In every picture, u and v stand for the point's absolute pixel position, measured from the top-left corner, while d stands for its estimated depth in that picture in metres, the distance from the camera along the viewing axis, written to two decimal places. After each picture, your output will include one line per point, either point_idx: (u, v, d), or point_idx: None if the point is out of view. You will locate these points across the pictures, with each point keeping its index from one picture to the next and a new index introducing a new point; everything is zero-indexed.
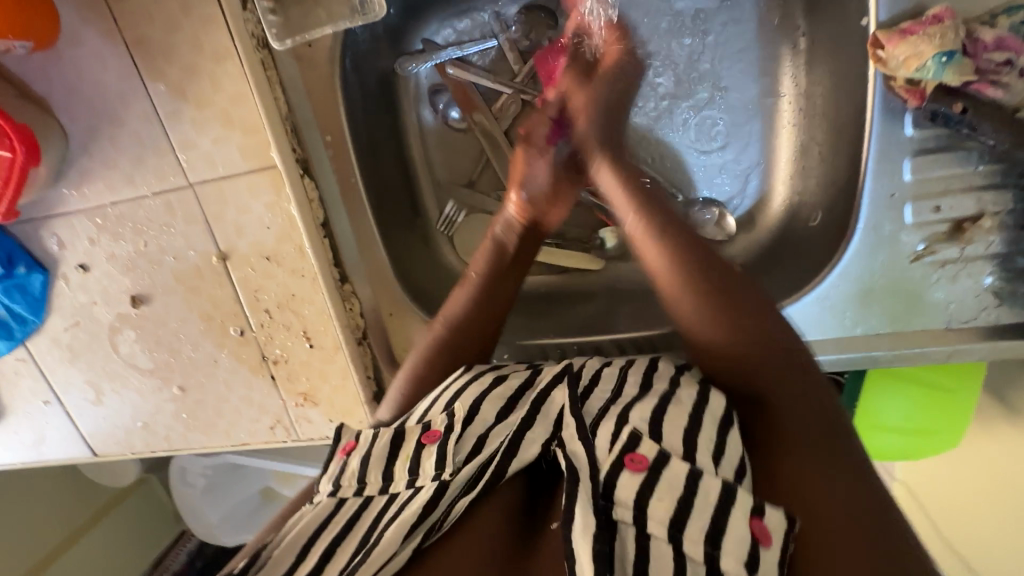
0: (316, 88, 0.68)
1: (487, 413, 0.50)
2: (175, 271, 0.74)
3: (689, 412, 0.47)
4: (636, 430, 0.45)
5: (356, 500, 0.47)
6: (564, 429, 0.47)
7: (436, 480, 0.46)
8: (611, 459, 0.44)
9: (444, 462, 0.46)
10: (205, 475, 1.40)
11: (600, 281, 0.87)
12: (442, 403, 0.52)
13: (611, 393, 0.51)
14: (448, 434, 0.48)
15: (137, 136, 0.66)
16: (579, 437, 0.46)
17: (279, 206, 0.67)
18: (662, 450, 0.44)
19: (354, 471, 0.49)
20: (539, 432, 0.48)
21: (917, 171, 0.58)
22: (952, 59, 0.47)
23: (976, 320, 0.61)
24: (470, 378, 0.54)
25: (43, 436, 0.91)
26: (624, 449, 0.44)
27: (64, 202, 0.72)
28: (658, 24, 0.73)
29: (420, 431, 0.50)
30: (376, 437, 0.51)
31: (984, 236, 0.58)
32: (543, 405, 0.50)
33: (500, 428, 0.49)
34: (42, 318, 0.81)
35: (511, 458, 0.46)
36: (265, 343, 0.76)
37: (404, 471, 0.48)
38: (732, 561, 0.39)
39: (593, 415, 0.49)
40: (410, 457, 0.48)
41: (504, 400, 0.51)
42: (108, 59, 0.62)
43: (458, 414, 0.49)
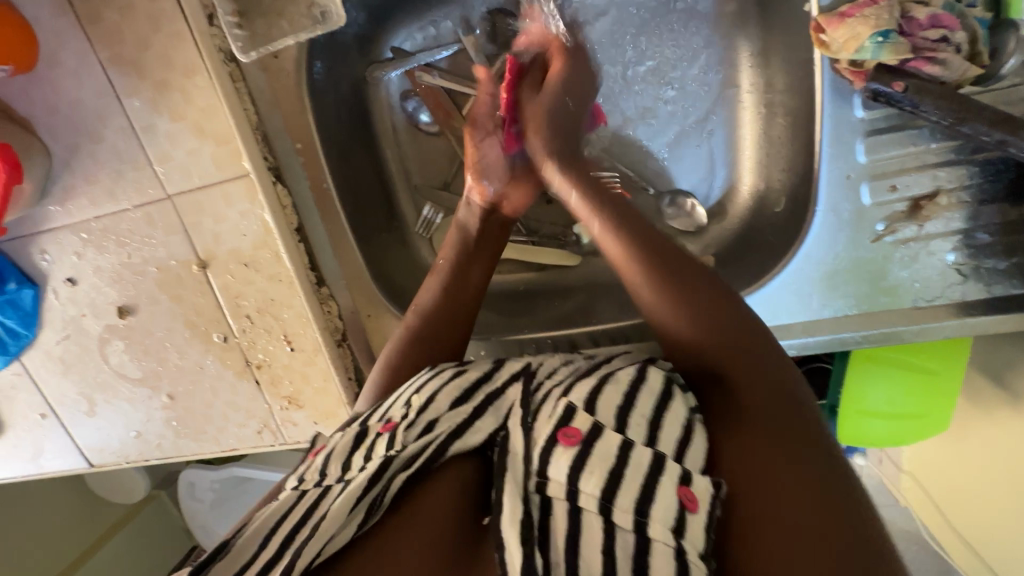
0: (285, 97, 0.70)
1: (441, 404, 0.50)
2: (159, 280, 0.76)
3: (654, 400, 0.47)
4: (571, 402, 0.47)
5: (317, 490, 0.48)
6: (511, 417, 0.49)
7: (381, 458, 0.47)
8: (548, 428, 0.46)
9: (394, 444, 0.48)
10: (214, 489, 1.42)
11: (578, 277, 0.87)
12: (401, 397, 0.54)
13: (566, 380, 0.52)
14: (399, 421, 0.49)
15: (116, 151, 0.69)
16: (519, 422, 0.48)
17: (253, 213, 0.69)
18: (596, 422, 0.45)
19: (317, 466, 0.50)
20: (488, 423, 0.50)
21: (870, 152, 0.58)
22: (887, 38, 0.48)
23: (941, 298, 0.61)
24: (432, 372, 0.55)
25: (41, 449, 0.94)
26: (560, 424, 0.46)
27: (50, 218, 0.74)
28: (623, 21, 0.74)
29: (380, 424, 0.51)
30: (341, 437, 0.53)
31: (943, 212, 0.58)
32: (498, 398, 0.51)
33: (450, 414, 0.50)
34: (35, 333, 0.83)
35: (455, 439, 0.49)
36: (248, 348, 0.78)
37: (358, 458, 0.49)
38: (661, 527, 0.39)
39: (540, 398, 0.50)
40: (366, 446, 0.50)
41: (460, 390, 0.52)
42: (85, 78, 0.65)
43: (414, 404, 0.50)
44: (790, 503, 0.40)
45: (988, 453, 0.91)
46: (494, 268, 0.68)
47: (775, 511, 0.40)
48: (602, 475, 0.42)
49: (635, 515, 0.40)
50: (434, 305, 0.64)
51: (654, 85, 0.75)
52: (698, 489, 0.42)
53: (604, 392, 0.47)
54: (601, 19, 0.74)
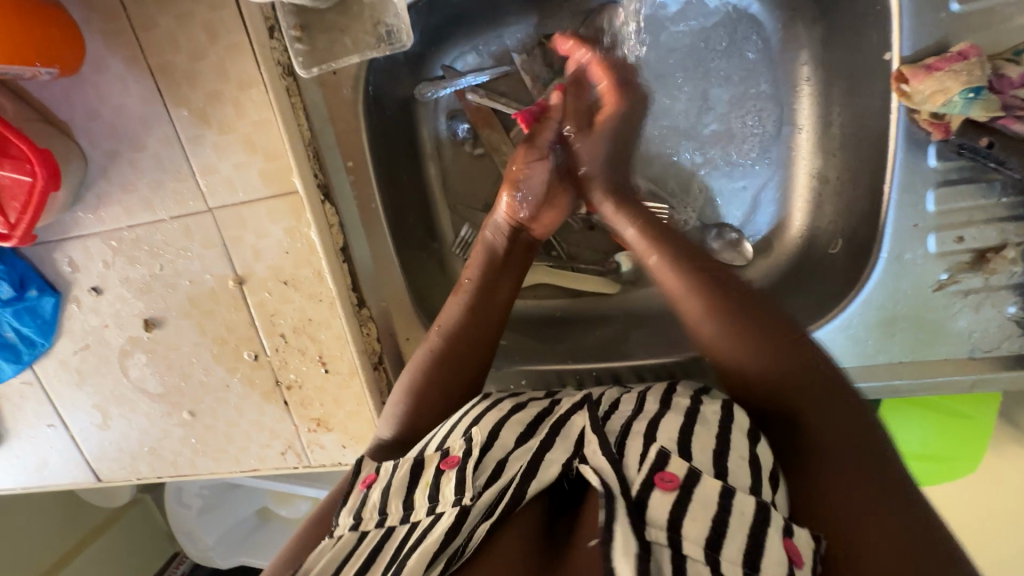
0: (340, 114, 0.68)
1: (506, 439, 0.51)
2: (191, 294, 0.73)
3: (716, 432, 0.48)
4: (664, 448, 0.46)
5: (379, 532, 0.48)
6: (586, 446, 0.48)
7: (457, 505, 0.46)
8: (641, 476, 0.45)
9: (465, 487, 0.47)
10: (202, 495, 1.36)
11: (615, 306, 0.86)
12: (461, 428, 0.53)
13: (632, 411, 0.54)
14: (465, 458, 0.49)
15: (159, 161, 0.66)
16: (602, 453, 0.47)
17: (298, 232, 0.67)
18: (692, 468, 0.44)
19: (374, 504, 0.50)
20: (560, 453, 0.48)
21: (940, 203, 0.57)
22: (979, 94, 0.48)
23: (999, 349, 0.61)
24: (490, 404, 0.56)
25: (45, 460, 0.89)
26: (652, 470, 0.45)
27: (79, 224, 0.71)
28: (690, 52, 0.73)
29: (439, 457, 0.50)
30: (394, 469, 0.51)
31: (1008, 266, 0.58)
32: (562, 427, 0.51)
33: (519, 451, 0.50)
34: (51, 342, 0.80)
35: (531, 479, 0.47)
36: (279, 368, 0.75)
37: (424, 498, 0.48)
38: None
39: (616, 433, 0.51)
40: (430, 483, 0.49)
41: (523, 426, 0.53)
42: (132, 86, 0.63)
43: (477, 440, 0.50)
44: (871, 531, 0.41)
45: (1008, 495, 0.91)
46: (522, 282, 0.68)
47: (866, 545, 0.41)
48: (707, 524, 0.41)
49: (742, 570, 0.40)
50: (460, 316, 0.64)
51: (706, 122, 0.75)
52: (799, 541, 0.41)
53: (694, 433, 0.48)
54: (670, 48, 0.73)
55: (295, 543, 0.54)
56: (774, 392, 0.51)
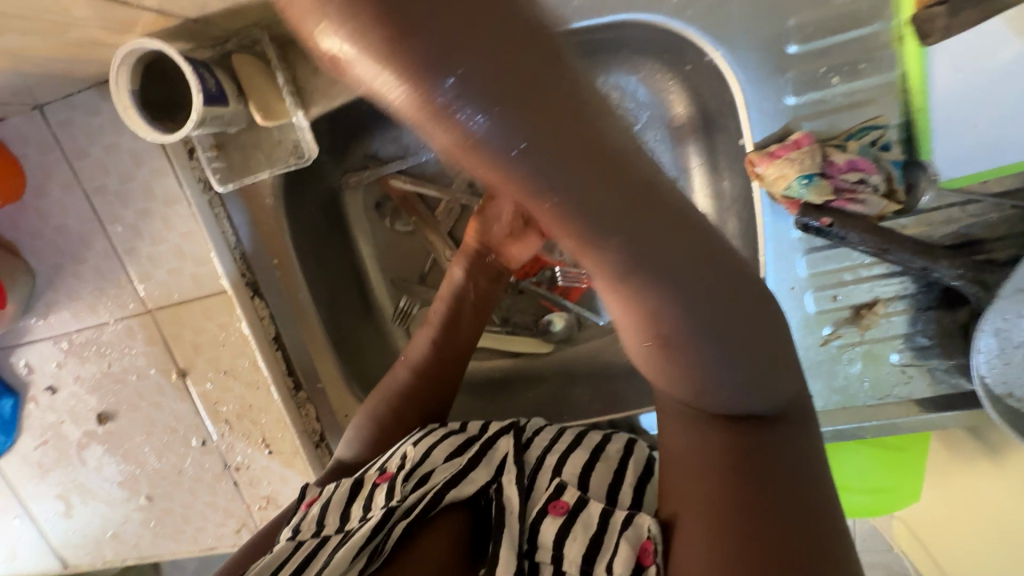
0: (262, 218, 0.70)
1: (436, 457, 0.55)
2: (139, 388, 0.77)
3: (617, 466, 0.54)
4: (563, 480, 0.52)
5: (315, 540, 0.50)
6: (505, 475, 0.53)
7: (384, 507, 0.50)
8: (539, 503, 0.51)
9: (394, 492, 0.51)
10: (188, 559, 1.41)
11: (550, 364, 0.89)
12: (399, 450, 0.58)
13: (550, 441, 0.58)
14: (398, 472, 0.54)
15: (99, 271, 0.71)
16: (515, 482, 0.52)
17: (232, 326, 0.72)
18: (582, 495, 0.50)
19: (313, 517, 0.53)
20: (481, 474, 0.54)
21: (810, 267, 0.62)
22: (811, 181, 0.53)
23: (890, 395, 0.65)
24: (428, 430, 0.61)
25: (15, 550, 0.92)
26: (551, 496, 0.51)
27: (33, 331, 0.76)
28: None
29: (377, 475, 0.56)
30: (334, 488, 0.56)
31: (882, 320, 0.62)
32: (488, 451, 0.56)
33: (446, 467, 0.54)
34: (13, 439, 0.84)
35: (452, 486, 0.52)
36: (227, 451, 0.79)
37: (358, 509, 0.53)
38: None
39: (531, 462, 0.55)
40: (366, 496, 0.54)
41: (454, 445, 0.57)
42: (70, 207, 0.68)
43: (410, 458, 0.55)
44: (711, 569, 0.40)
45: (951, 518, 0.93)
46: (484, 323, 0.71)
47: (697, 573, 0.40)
48: (584, 542, 0.47)
49: None
50: (425, 360, 0.68)
51: None
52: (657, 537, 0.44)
53: (596, 470, 0.53)
54: None
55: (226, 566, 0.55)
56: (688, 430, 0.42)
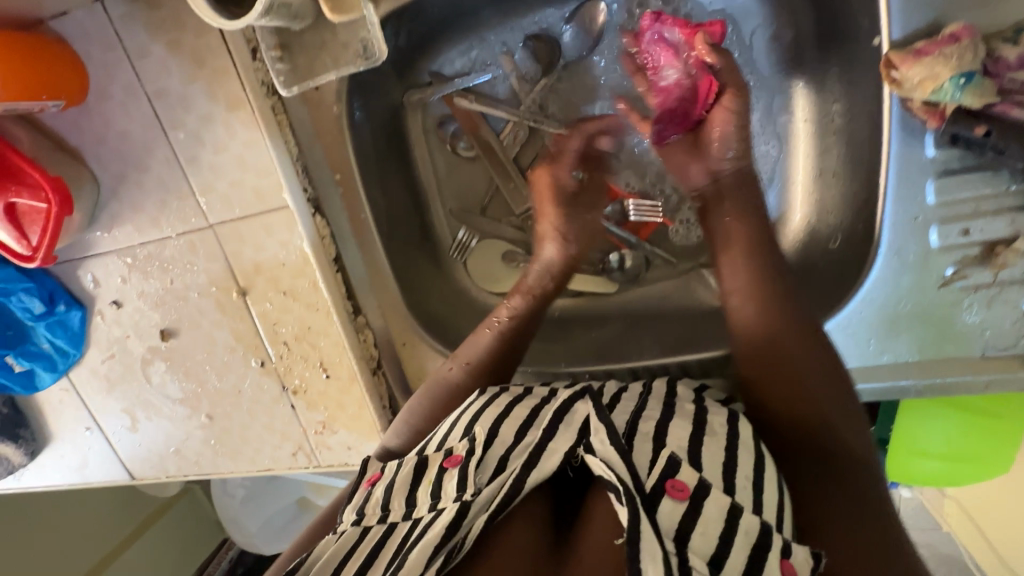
0: (324, 127, 0.69)
1: (506, 434, 0.52)
2: (200, 305, 0.77)
3: (725, 443, 0.50)
4: (674, 454, 0.47)
5: (382, 527, 0.49)
6: (593, 433, 0.49)
7: (458, 502, 0.47)
8: (652, 480, 0.46)
9: (467, 484, 0.48)
10: (245, 486, 1.47)
11: (614, 304, 0.85)
12: (462, 426, 0.54)
13: (635, 408, 0.55)
14: (468, 457, 0.50)
15: (161, 180, 0.70)
16: (610, 442, 0.47)
17: (293, 244, 0.70)
18: (703, 478, 0.45)
19: (378, 501, 0.51)
20: (561, 443, 0.50)
21: (941, 193, 0.54)
22: (971, 80, 0.46)
23: (1015, 347, 0.57)
24: (488, 399, 0.57)
25: (86, 460, 0.97)
26: (663, 476, 0.46)
27: (98, 244, 0.76)
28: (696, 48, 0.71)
29: (442, 456, 0.51)
30: (398, 467, 0.53)
31: (1021, 260, 0.54)
32: (567, 415, 0.52)
33: (520, 448, 0.51)
34: (82, 352, 0.86)
35: (531, 470, 0.48)
36: (285, 373, 0.78)
37: (426, 495, 0.49)
38: None
39: (623, 428, 0.52)
40: (433, 481, 0.50)
41: (523, 420, 0.53)
42: (133, 111, 0.66)
43: (478, 437, 0.51)
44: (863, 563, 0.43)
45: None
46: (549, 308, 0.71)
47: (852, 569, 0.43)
48: (714, 538, 0.42)
49: None
50: (473, 361, 0.65)
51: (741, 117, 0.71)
52: (796, 561, 0.43)
53: (704, 446, 0.49)
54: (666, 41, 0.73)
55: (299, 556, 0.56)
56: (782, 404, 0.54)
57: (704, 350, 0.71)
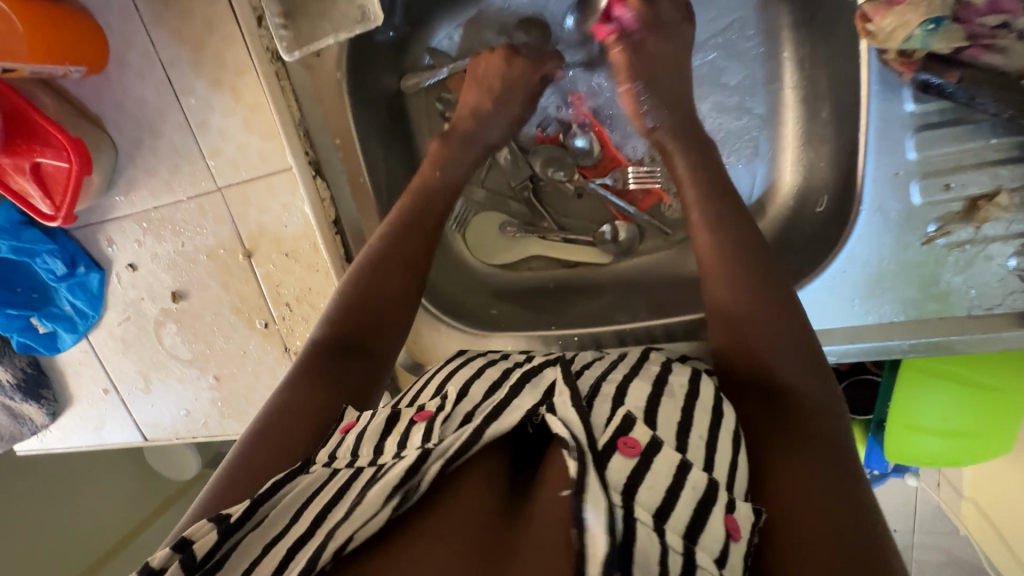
0: (326, 95, 0.72)
1: (475, 393, 0.53)
2: (209, 268, 0.81)
3: (682, 403, 0.51)
4: (630, 414, 0.48)
5: (349, 470, 0.48)
6: (557, 395, 0.48)
7: (420, 449, 0.46)
8: (606, 437, 0.45)
9: (431, 434, 0.47)
10: None
11: (608, 275, 0.86)
12: (433, 388, 0.57)
13: (601, 373, 0.55)
14: (437, 412, 0.50)
15: (173, 145, 0.74)
16: (571, 405, 0.46)
17: (295, 206, 0.73)
18: (654, 437, 0.46)
19: (348, 445, 0.50)
20: (527, 401, 0.49)
21: (921, 149, 0.55)
22: (940, 26, 0.48)
23: (1000, 307, 0.56)
24: (463, 360, 0.61)
25: (104, 422, 1.01)
26: (616, 435, 0.46)
27: (116, 208, 0.80)
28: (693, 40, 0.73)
29: (414, 411, 0.52)
30: (372, 416, 0.53)
31: (1003, 215, 0.54)
32: (535, 378, 0.53)
33: (487, 403, 0.51)
34: (100, 314, 0.90)
35: (492, 422, 0.47)
36: (287, 334, 0.82)
37: (393, 444, 0.48)
38: (706, 556, 0.40)
39: (586, 391, 0.52)
40: (401, 432, 0.49)
41: (493, 381, 0.55)
42: (149, 79, 0.71)
43: (450, 396, 0.53)
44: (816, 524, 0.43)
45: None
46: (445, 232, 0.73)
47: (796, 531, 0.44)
48: (661, 493, 0.42)
49: (686, 539, 0.41)
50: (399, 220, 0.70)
51: (718, 110, 0.74)
52: (740, 515, 0.43)
53: (661, 403, 0.50)
54: None
55: (237, 455, 0.53)
56: (746, 371, 0.55)
57: (693, 313, 0.73)
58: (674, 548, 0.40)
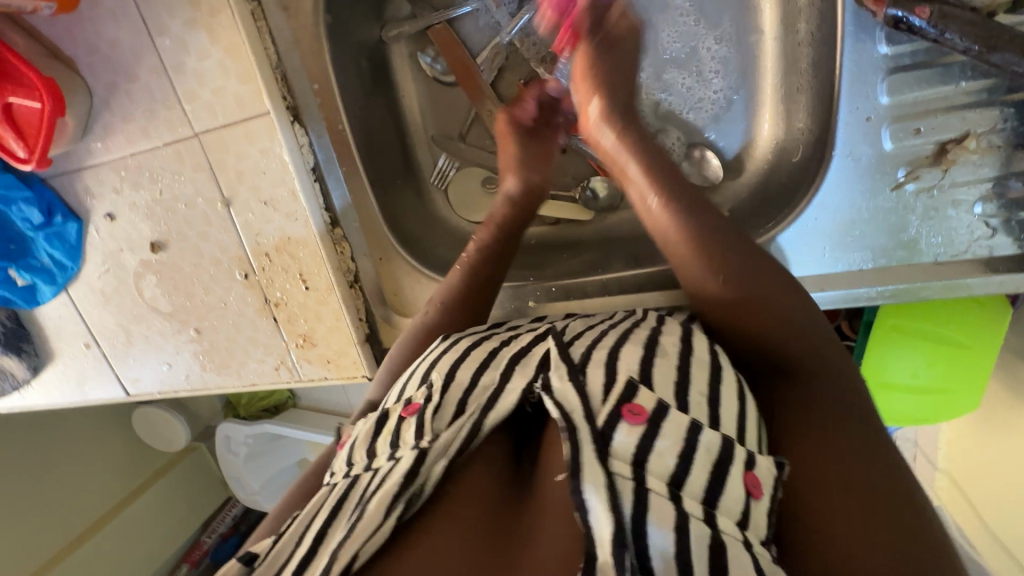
0: (303, 37, 0.73)
1: (463, 376, 0.53)
2: (187, 218, 0.80)
3: (676, 364, 0.51)
4: (632, 379, 0.48)
5: (345, 481, 0.50)
6: (552, 369, 0.49)
7: (415, 448, 0.47)
8: (607, 408, 0.46)
9: (424, 431, 0.49)
10: (248, 444, 1.52)
11: (589, 231, 0.87)
12: (420, 377, 0.56)
13: (594, 340, 0.55)
14: (425, 404, 0.51)
15: (149, 89, 0.73)
16: (568, 379, 0.47)
17: (272, 152, 0.73)
18: (659, 400, 0.46)
19: (345, 458, 0.53)
20: (518, 382, 0.50)
21: (893, 92, 0.56)
22: None
23: (965, 253, 0.57)
24: (448, 345, 0.59)
25: (85, 378, 1.01)
26: (622, 399, 0.46)
27: (92, 154, 0.79)
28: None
29: (401, 406, 0.53)
30: (363, 425, 0.54)
31: (971, 158, 0.55)
32: (524, 357, 0.53)
33: (477, 390, 0.51)
34: (79, 265, 0.90)
35: (489, 412, 0.49)
36: (267, 285, 0.82)
37: (385, 445, 0.50)
38: (727, 520, 0.41)
39: (579, 355, 0.52)
40: (391, 431, 0.51)
41: (480, 360, 0.55)
42: (122, 18, 0.70)
43: (435, 384, 0.52)
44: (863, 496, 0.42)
45: (1013, 421, 0.86)
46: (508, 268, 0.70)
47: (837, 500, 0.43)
48: (674, 458, 0.43)
49: (705, 504, 0.42)
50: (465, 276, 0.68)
51: (689, 60, 0.75)
52: (760, 472, 0.44)
53: (658, 366, 0.50)
54: None
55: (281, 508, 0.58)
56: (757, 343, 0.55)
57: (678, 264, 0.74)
58: (692, 514, 0.41)
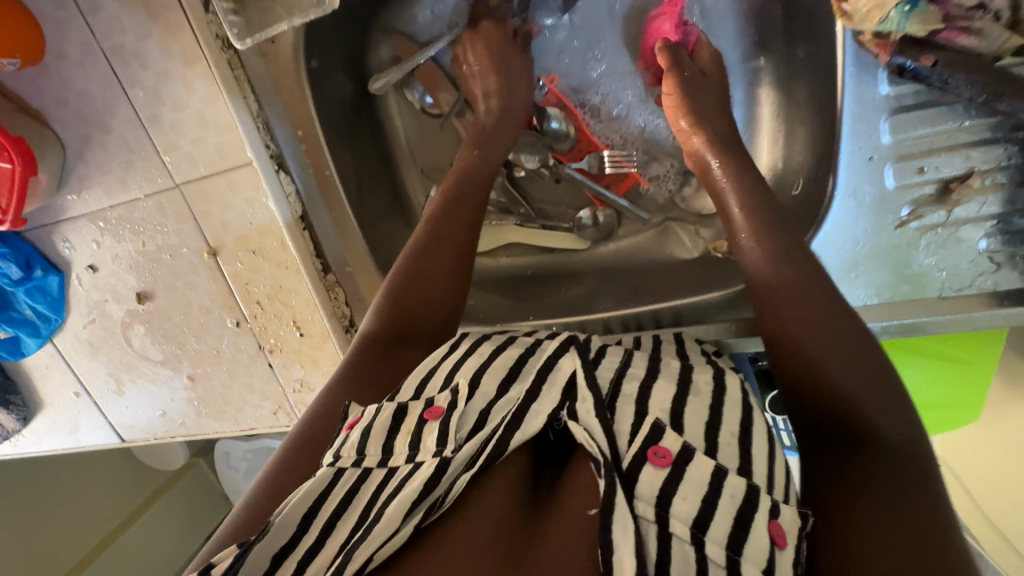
0: (283, 82, 0.71)
1: (487, 387, 0.48)
2: (173, 267, 0.77)
3: (708, 403, 0.48)
4: (658, 421, 0.45)
5: (357, 473, 0.44)
6: (579, 400, 0.46)
7: (437, 456, 0.43)
8: (632, 450, 0.43)
9: (447, 439, 0.43)
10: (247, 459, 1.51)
11: (587, 260, 0.85)
12: (446, 372, 0.50)
13: (620, 364, 0.51)
14: (450, 410, 0.45)
15: (124, 141, 0.70)
16: (595, 414, 0.44)
17: (258, 202, 0.71)
18: (686, 443, 0.43)
19: (355, 443, 0.45)
20: (546, 404, 0.46)
21: (895, 131, 0.55)
22: (915, 8, 0.48)
23: (971, 288, 0.56)
24: (471, 347, 0.52)
25: (78, 425, 0.99)
26: (647, 441, 0.43)
27: (69, 207, 0.76)
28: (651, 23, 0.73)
29: (423, 406, 0.47)
30: (377, 410, 0.47)
31: (975, 196, 0.54)
32: (551, 371, 0.48)
33: (502, 402, 0.47)
34: (64, 317, 0.87)
35: (514, 431, 0.44)
36: (261, 332, 0.80)
37: (404, 445, 0.45)
38: (752, 567, 0.38)
39: (606, 386, 0.48)
40: (412, 431, 0.45)
41: (507, 369, 0.49)
42: (91, 70, 0.67)
43: (462, 389, 0.47)
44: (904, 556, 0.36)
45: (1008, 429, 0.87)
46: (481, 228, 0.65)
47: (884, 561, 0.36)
48: (697, 504, 0.40)
49: (728, 550, 0.39)
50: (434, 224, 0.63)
51: None
52: (786, 521, 0.40)
53: (686, 406, 0.47)
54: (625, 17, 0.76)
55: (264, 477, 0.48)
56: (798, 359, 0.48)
57: (680, 298, 0.72)
58: (714, 560, 0.38)
